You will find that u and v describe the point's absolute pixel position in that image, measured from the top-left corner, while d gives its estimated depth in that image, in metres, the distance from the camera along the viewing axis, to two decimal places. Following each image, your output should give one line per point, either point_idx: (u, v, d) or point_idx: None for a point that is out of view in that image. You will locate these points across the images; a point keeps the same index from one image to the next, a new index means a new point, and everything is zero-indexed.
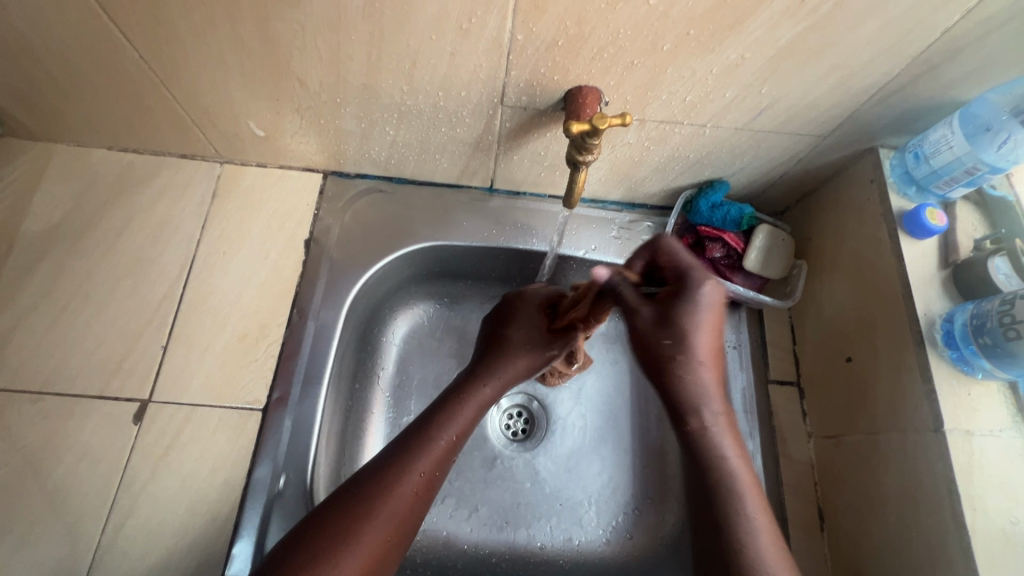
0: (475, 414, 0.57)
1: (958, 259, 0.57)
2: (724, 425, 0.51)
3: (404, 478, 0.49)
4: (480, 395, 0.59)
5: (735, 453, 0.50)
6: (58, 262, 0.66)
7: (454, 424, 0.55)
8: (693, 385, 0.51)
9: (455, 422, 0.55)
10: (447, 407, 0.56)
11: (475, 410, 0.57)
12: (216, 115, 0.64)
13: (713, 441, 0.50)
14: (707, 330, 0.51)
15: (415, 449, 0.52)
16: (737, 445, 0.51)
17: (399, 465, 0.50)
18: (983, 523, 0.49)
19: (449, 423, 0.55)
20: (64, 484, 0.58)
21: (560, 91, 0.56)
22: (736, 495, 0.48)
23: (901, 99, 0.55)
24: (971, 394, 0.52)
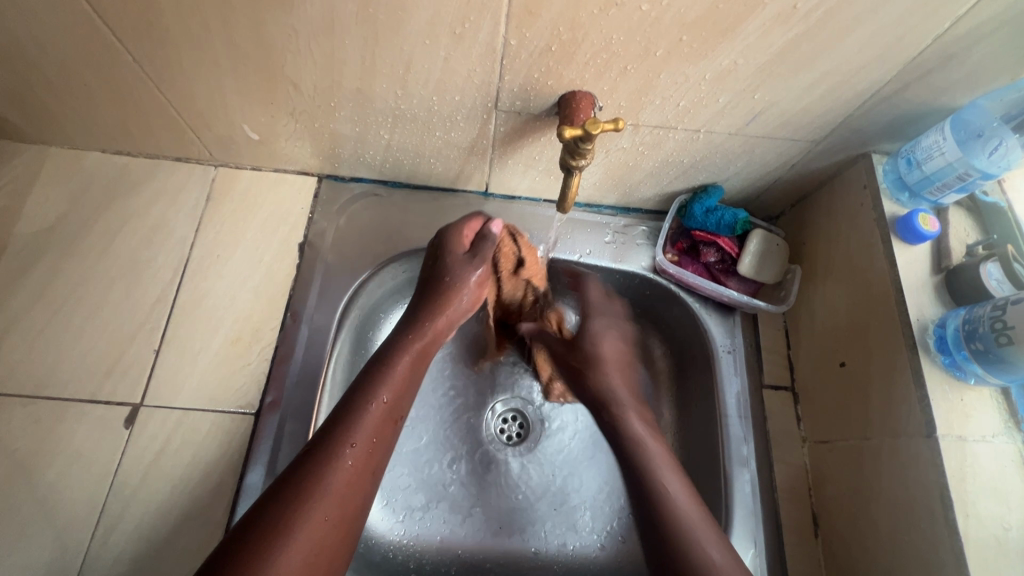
0: (407, 369, 0.58)
1: (950, 265, 0.57)
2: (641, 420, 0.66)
3: (340, 453, 0.50)
4: (409, 351, 0.59)
5: (651, 434, 0.65)
6: (51, 265, 0.66)
7: (387, 387, 0.56)
8: (614, 394, 0.69)
9: (383, 386, 0.56)
10: (377, 370, 0.56)
11: (407, 371, 0.58)
12: (210, 119, 0.64)
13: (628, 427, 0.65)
14: (610, 345, 0.73)
15: (348, 418, 0.52)
16: (650, 432, 0.65)
17: (338, 436, 0.51)
18: (975, 528, 0.48)
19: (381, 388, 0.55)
20: (54, 487, 0.57)
21: (554, 96, 0.56)
22: (656, 475, 0.59)
23: (893, 105, 0.55)
24: (963, 399, 0.52)
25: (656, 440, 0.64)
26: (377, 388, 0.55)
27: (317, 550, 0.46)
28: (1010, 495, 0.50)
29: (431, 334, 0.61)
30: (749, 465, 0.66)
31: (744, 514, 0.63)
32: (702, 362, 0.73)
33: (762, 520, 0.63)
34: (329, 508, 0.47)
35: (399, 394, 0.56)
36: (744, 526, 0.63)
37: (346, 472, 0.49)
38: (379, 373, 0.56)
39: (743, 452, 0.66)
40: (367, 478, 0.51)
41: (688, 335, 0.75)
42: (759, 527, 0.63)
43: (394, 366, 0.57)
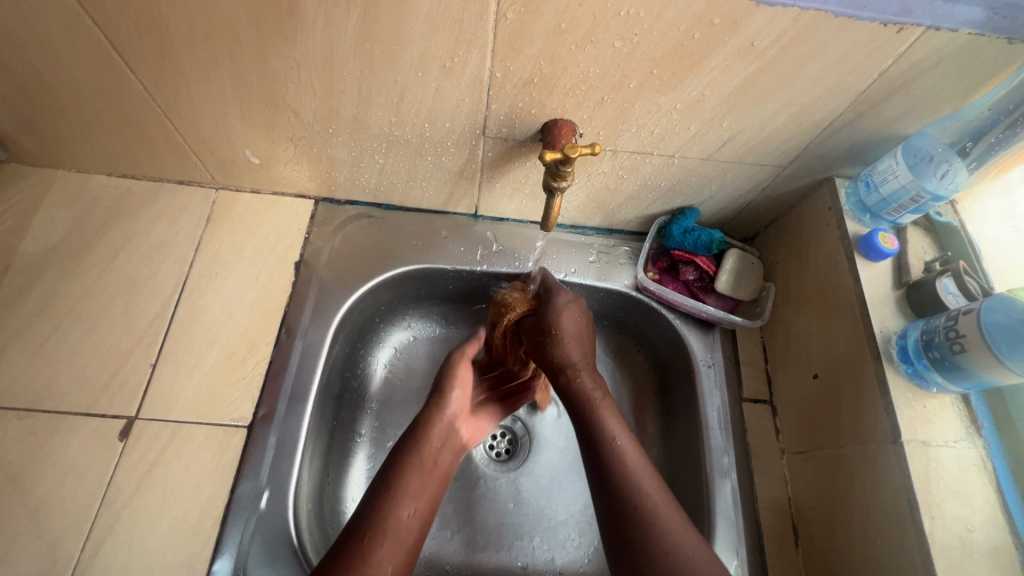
0: (434, 485, 0.58)
1: (910, 279, 0.61)
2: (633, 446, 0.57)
3: None
4: (431, 450, 0.60)
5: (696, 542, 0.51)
6: (52, 282, 0.69)
7: (408, 502, 0.54)
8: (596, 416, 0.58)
9: (398, 494, 0.55)
10: (390, 487, 0.55)
11: (419, 475, 0.57)
12: (213, 144, 0.68)
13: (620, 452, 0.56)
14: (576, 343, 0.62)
15: None
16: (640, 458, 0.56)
17: None
18: (941, 529, 0.50)
19: (376, 572, 0.48)
20: (46, 500, 0.58)
21: (537, 123, 0.60)
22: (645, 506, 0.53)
23: (850, 133, 0.60)
24: (926, 406, 0.55)
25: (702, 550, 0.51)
26: (372, 548, 0.49)
27: None
28: (974, 498, 0.52)
29: (440, 425, 0.63)
30: (730, 475, 0.68)
31: (726, 524, 0.65)
32: (684, 376, 0.76)
33: (743, 530, 0.65)
34: None
35: (400, 555, 0.51)
36: (725, 536, 0.64)
37: None
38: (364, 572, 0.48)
39: (724, 462, 0.68)
40: None
41: (670, 350, 0.79)
42: (740, 537, 0.65)
43: (404, 514, 0.53)
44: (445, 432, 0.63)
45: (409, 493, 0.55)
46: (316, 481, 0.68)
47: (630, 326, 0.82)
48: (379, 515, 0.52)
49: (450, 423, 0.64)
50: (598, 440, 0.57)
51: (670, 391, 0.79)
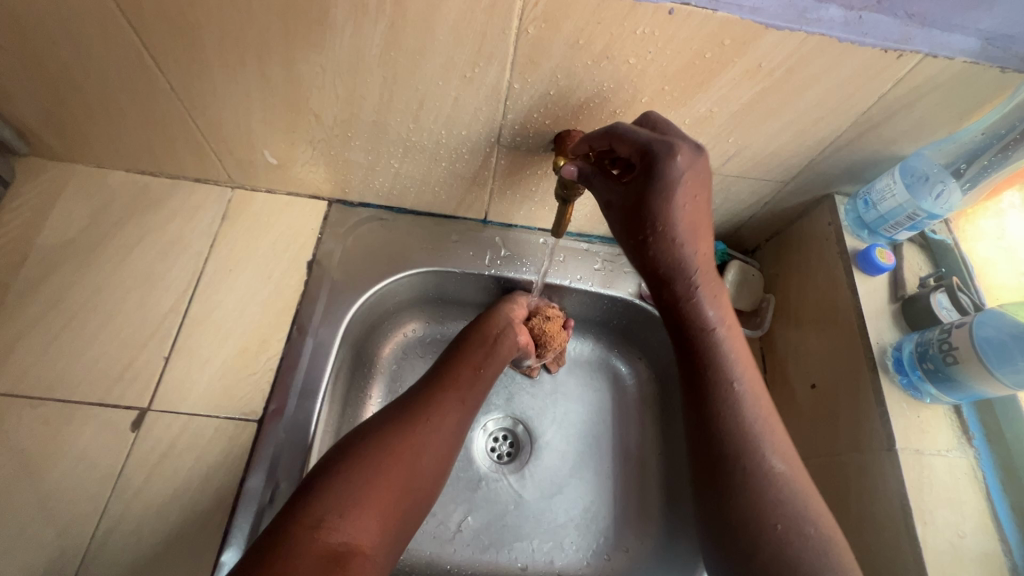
0: (498, 362, 0.70)
1: (906, 294, 0.63)
2: (755, 382, 0.58)
3: (416, 426, 0.57)
4: (501, 348, 0.71)
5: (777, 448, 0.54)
6: (68, 274, 0.70)
7: (475, 360, 0.67)
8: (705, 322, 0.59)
9: (470, 358, 0.67)
10: (460, 349, 0.69)
11: (482, 347, 0.69)
12: (234, 143, 0.69)
13: (727, 369, 0.58)
14: (688, 212, 0.54)
15: (417, 419, 0.58)
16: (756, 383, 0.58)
17: (392, 441, 0.55)
18: (933, 534, 0.52)
19: (444, 411, 0.60)
20: (57, 488, 0.59)
21: (551, 133, 0.63)
22: (749, 434, 0.55)
23: (849, 152, 0.63)
24: (920, 416, 0.57)
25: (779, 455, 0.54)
26: (447, 390, 0.62)
27: (394, 490, 0.52)
28: (965, 505, 0.54)
29: (495, 331, 0.72)
30: None
31: None
32: None
33: None
34: (394, 483, 0.53)
35: (466, 400, 0.63)
36: None
37: (413, 450, 0.55)
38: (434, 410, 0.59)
39: None
40: (455, 429, 0.60)
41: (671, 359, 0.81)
42: None
43: (472, 369, 0.66)
44: (504, 323, 0.73)
45: (474, 360, 0.67)
46: None
47: (631, 334, 0.85)
48: (451, 375, 0.64)
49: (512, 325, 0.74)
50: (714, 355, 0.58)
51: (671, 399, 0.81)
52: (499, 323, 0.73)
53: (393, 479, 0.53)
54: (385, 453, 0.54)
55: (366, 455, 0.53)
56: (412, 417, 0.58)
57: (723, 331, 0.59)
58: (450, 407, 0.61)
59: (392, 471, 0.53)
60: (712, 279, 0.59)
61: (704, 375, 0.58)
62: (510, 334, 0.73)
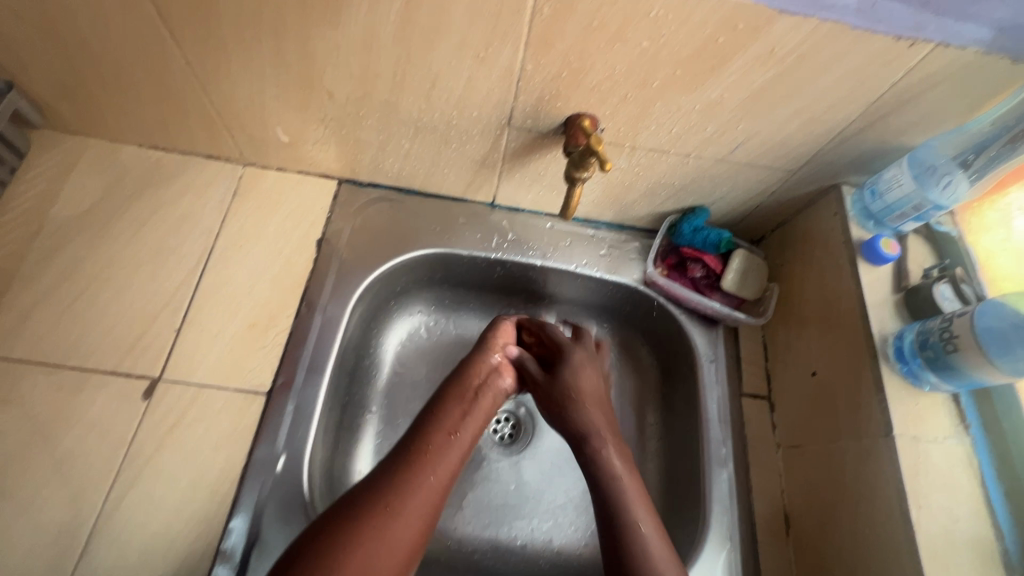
0: (483, 416, 0.60)
1: (909, 284, 0.64)
2: (620, 451, 0.59)
3: (383, 516, 0.46)
4: (481, 403, 0.61)
5: (642, 498, 0.55)
6: (82, 246, 0.71)
7: (450, 425, 0.57)
8: (586, 421, 0.62)
9: (444, 421, 0.57)
10: (433, 410, 0.58)
11: (459, 407, 0.59)
12: (246, 120, 0.70)
13: (603, 440, 0.60)
14: (587, 381, 0.66)
15: (384, 503, 0.47)
16: (631, 471, 0.58)
17: (354, 535, 0.45)
18: (927, 518, 0.53)
19: (412, 494, 0.49)
20: (71, 452, 0.60)
21: (562, 116, 0.63)
22: (622, 495, 0.54)
23: (857, 142, 0.63)
24: (919, 404, 0.58)
25: (646, 507, 0.54)
26: (420, 466, 0.51)
27: None
28: (959, 491, 0.55)
29: (474, 381, 0.63)
30: (727, 465, 0.70)
31: (721, 512, 0.68)
32: (686, 371, 0.79)
33: (737, 518, 0.68)
34: None
35: (447, 472, 0.53)
36: (721, 523, 0.67)
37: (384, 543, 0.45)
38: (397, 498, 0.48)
39: (722, 453, 0.71)
40: (432, 510, 0.50)
41: (674, 346, 0.82)
42: (734, 524, 0.67)
43: (447, 435, 0.55)
44: (486, 371, 0.64)
45: (450, 423, 0.57)
46: (327, 452, 0.71)
47: (634, 321, 0.86)
48: (420, 446, 0.53)
49: (493, 372, 0.64)
50: (596, 444, 0.59)
51: (672, 385, 0.82)
52: (480, 370, 0.64)
53: None
54: (342, 557, 0.43)
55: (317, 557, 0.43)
56: (375, 502, 0.47)
57: (598, 418, 0.62)
58: (418, 490, 0.50)
59: None
60: (620, 443, 0.61)
61: (581, 446, 0.60)
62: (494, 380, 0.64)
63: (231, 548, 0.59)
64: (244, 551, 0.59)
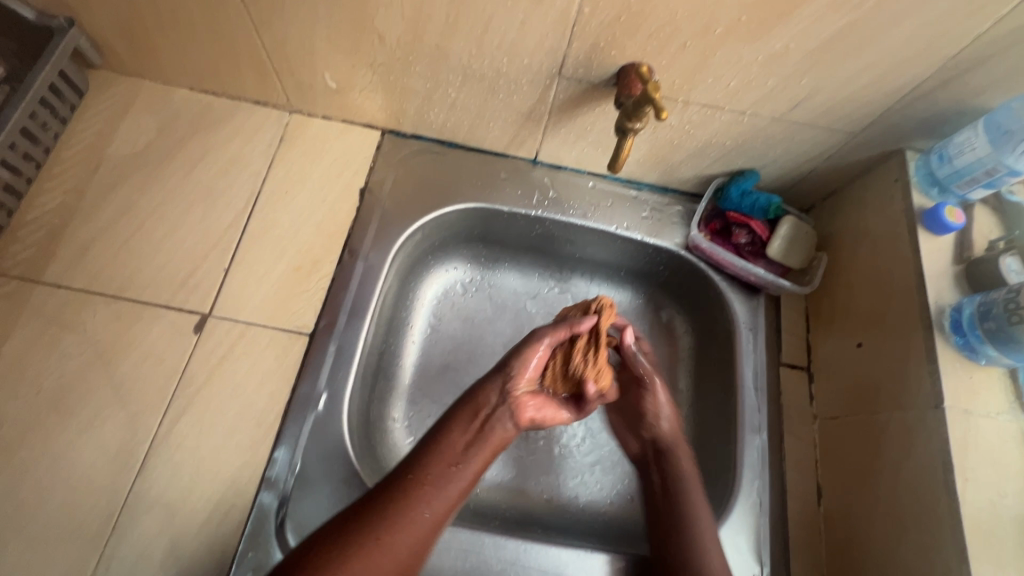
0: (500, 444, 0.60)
1: (972, 256, 0.61)
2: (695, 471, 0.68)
3: (384, 526, 0.50)
4: (494, 428, 0.60)
5: (677, 437, 0.71)
6: (137, 184, 0.73)
7: (456, 442, 0.58)
8: (665, 433, 0.71)
9: (456, 433, 0.58)
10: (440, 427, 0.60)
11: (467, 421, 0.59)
12: (295, 64, 0.70)
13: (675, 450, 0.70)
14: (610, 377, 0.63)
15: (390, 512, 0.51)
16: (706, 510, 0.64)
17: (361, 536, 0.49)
18: (973, 491, 0.52)
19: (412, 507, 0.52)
20: (128, 378, 0.64)
21: (615, 66, 0.61)
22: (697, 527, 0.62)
23: (929, 102, 0.60)
24: (973, 377, 0.56)
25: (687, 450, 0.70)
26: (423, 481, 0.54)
27: None
28: (1010, 467, 0.53)
29: (478, 410, 0.60)
30: (762, 432, 0.70)
31: (752, 476, 0.67)
32: (724, 338, 0.78)
33: (769, 485, 0.67)
34: None
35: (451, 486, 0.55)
36: (751, 487, 0.67)
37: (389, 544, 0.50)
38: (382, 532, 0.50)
39: (757, 420, 0.70)
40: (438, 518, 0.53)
41: (712, 312, 0.80)
42: (766, 490, 0.67)
43: (450, 456, 0.57)
44: (496, 399, 0.61)
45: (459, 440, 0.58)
46: (364, 396, 0.72)
47: (671, 286, 0.85)
48: (423, 462, 0.56)
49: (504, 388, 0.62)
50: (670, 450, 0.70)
51: (707, 352, 0.81)
52: (491, 396, 0.61)
53: None
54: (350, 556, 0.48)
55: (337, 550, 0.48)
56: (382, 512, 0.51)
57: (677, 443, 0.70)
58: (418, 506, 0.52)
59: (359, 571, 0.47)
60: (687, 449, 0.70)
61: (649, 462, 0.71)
62: (501, 416, 0.61)
63: (274, 477, 0.61)
64: (287, 481, 0.62)
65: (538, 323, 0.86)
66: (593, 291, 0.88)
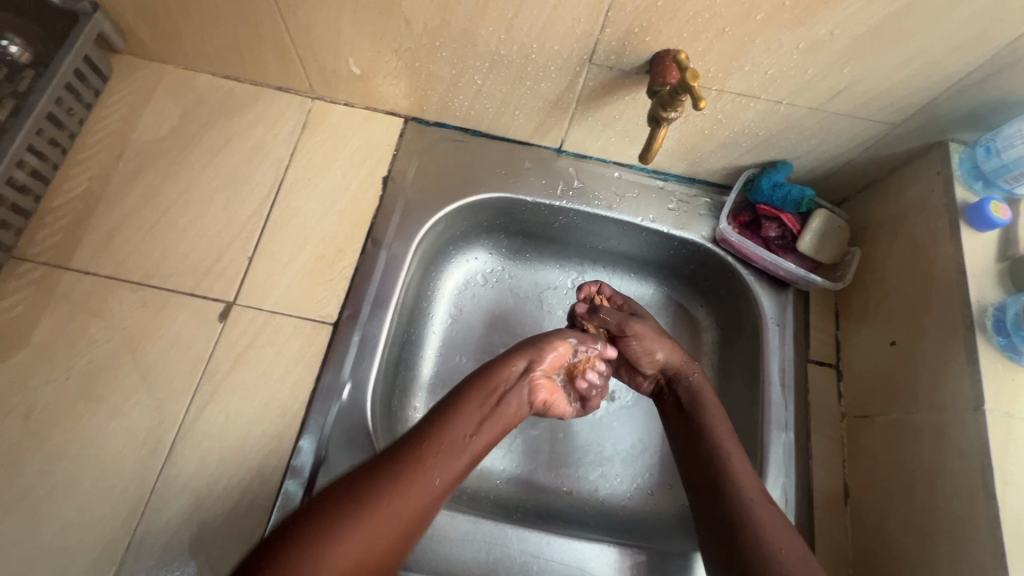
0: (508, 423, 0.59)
1: (1017, 253, 0.59)
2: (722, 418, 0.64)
3: (376, 499, 0.48)
4: (504, 406, 0.59)
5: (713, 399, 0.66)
6: (161, 171, 0.73)
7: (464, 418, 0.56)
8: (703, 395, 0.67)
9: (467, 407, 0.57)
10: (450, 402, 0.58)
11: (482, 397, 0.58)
12: (320, 50, 0.69)
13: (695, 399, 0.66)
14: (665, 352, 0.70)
15: (383, 484, 0.49)
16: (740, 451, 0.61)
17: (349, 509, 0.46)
18: (1013, 496, 0.51)
19: (408, 483, 0.50)
20: (155, 365, 0.64)
21: (649, 53, 0.59)
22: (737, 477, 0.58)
23: (979, 92, 0.57)
24: (1016, 379, 0.55)
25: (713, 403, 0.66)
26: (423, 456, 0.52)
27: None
28: None
29: (500, 383, 0.60)
30: (789, 430, 0.69)
31: (778, 474, 0.66)
32: (750, 333, 0.76)
33: (795, 483, 0.66)
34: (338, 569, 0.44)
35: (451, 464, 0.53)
36: (777, 485, 0.66)
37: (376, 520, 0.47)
38: (379, 510, 0.47)
39: (784, 417, 0.69)
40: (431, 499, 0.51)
41: (738, 307, 0.79)
42: (792, 489, 0.66)
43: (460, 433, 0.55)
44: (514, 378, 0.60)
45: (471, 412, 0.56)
46: (386, 386, 0.72)
47: (696, 279, 0.83)
48: (426, 437, 0.53)
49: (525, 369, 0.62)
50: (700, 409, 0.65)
51: (732, 348, 0.80)
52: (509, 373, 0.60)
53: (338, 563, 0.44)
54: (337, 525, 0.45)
55: (320, 520, 0.45)
56: (376, 488, 0.48)
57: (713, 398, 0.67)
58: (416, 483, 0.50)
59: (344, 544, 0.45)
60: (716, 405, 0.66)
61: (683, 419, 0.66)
62: (518, 393, 0.60)
63: (300, 465, 0.62)
64: (312, 470, 0.62)
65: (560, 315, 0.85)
66: (616, 284, 0.87)
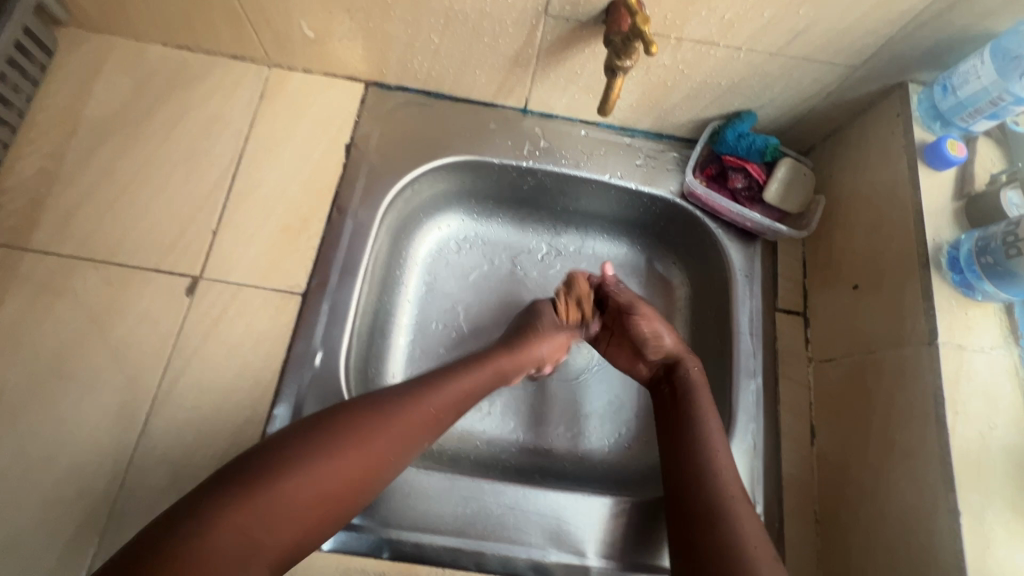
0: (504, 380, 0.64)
1: (972, 190, 0.60)
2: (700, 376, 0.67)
3: (381, 423, 0.51)
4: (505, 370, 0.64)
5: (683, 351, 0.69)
6: (117, 146, 0.71)
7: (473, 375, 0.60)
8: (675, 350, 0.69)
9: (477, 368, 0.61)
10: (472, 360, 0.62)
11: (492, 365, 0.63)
12: (270, 13, 0.67)
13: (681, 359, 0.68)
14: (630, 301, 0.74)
15: (386, 412, 0.52)
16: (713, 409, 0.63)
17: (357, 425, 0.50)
18: (963, 423, 0.53)
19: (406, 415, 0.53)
20: (124, 342, 0.64)
21: (604, 2, 0.58)
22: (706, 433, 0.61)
23: (935, 28, 0.57)
24: (968, 313, 0.56)
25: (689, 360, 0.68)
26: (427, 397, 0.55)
27: (331, 483, 0.47)
28: (1001, 400, 0.54)
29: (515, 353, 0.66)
30: (757, 376, 0.70)
31: (746, 420, 0.68)
32: (720, 286, 0.77)
33: (763, 428, 0.68)
34: (330, 474, 0.47)
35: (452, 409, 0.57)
36: (745, 430, 0.68)
37: (372, 445, 0.50)
38: (376, 431, 0.51)
39: (751, 365, 0.71)
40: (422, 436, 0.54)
41: (708, 261, 0.80)
42: (760, 433, 0.68)
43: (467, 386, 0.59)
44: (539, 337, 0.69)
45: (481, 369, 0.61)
46: (360, 354, 0.73)
47: (667, 237, 0.84)
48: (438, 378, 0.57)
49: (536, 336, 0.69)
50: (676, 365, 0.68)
51: (704, 302, 0.81)
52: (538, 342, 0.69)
53: (331, 469, 0.48)
54: (336, 436, 0.49)
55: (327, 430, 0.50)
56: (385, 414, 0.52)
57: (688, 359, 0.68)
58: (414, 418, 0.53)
59: (342, 457, 0.48)
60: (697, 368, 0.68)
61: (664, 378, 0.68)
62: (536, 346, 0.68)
63: None
64: None
65: (534, 278, 0.85)
66: (589, 245, 0.87)
